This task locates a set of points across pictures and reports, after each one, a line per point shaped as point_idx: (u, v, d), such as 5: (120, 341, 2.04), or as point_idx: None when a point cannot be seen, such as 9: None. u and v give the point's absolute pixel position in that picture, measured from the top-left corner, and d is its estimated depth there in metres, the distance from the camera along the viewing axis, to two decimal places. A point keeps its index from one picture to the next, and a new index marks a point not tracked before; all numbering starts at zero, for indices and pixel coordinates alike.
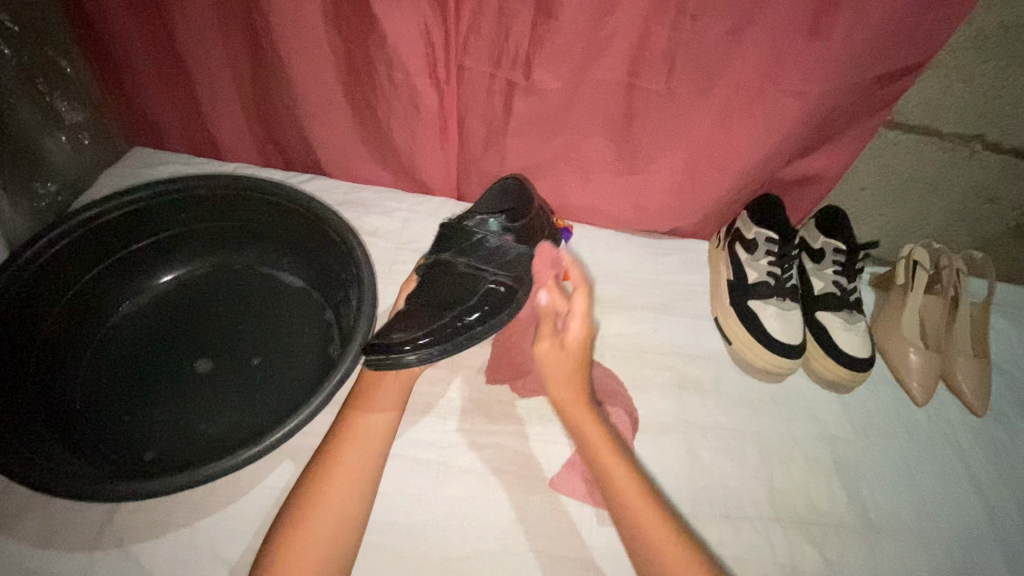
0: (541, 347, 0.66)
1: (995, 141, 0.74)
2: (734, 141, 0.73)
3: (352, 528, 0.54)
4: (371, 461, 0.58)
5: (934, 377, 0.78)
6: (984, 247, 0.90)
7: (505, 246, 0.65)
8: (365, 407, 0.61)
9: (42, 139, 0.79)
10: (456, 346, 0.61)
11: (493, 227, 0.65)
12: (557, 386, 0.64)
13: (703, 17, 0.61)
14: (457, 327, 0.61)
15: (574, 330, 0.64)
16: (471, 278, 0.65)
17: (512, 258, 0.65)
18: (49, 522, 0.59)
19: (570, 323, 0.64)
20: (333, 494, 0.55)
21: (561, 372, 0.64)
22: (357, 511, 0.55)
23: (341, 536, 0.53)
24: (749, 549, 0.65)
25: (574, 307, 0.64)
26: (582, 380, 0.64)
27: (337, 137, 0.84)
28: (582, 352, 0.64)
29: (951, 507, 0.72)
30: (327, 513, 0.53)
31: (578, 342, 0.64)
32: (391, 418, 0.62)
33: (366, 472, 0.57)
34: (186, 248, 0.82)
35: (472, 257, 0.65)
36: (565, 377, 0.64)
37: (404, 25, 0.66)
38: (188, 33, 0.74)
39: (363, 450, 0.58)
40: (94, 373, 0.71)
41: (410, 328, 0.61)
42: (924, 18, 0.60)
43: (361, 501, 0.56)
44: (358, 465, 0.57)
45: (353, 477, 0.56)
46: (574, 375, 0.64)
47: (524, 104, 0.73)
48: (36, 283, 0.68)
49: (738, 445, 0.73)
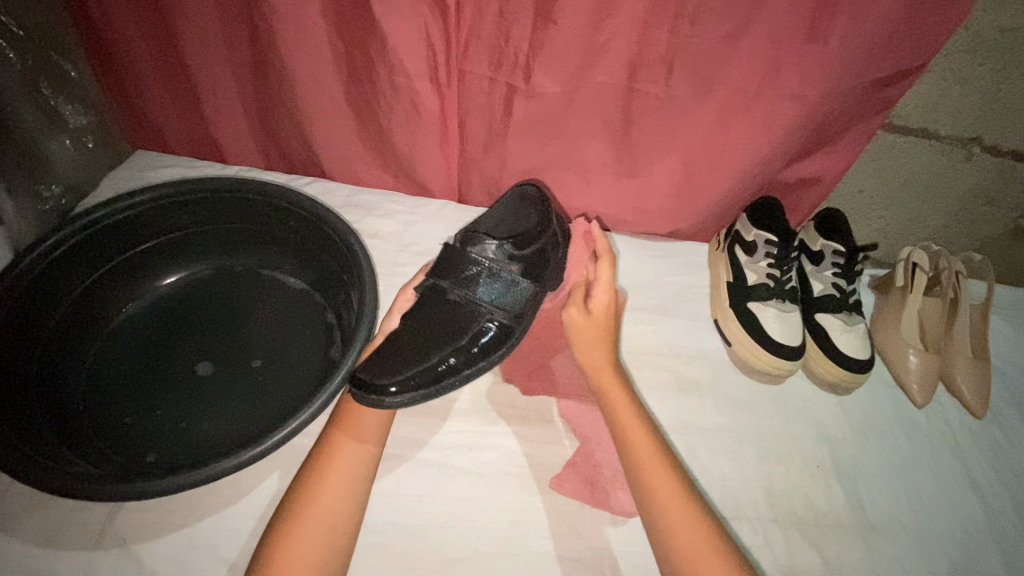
0: (570, 315, 0.67)
1: (992, 144, 0.74)
2: (733, 144, 0.74)
3: (345, 534, 0.54)
4: (362, 465, 0.58)
5: (934, 379, 0.78)
6: (982, 249, 0.91)
7: (504, 285, 0.63)
8: (356, 412, 0.61)
9: (46, 142, 0.79)
10: (442, 387, 0.62)
11: (495, 256, 0.63)
12: (586, 351, 0.66)
13: (701, 21, 0.61)
14: (447, 369, 0.61)
15: (601, 296, 0.66)
16: (466, 313, 0.63)
17: (510, 297, 0.63)
18: (51, 522, 0.59)
19: (597, 290, 0.66)
20: (324, 499, 0.55)
21: (589, 337, 0.66)
22: (350, 516, 0.55)
23: (335, 533, 0.54)
24: (748, 550, 0.66)
25: (601, 275, 0.66)
26: (610, 346, 0.66)
27: (338, 140, 0.85)
28: (609, 318, 0.66)
29: (949, 509, 0.72)
30: (319, 519, 0.53)
31: (606, 308, 0.66)
32: (383, 422, 0.61)
33: (358, 477, 0.57)
34: (188, 250, 0.82)
35: (469, 290, 0.63)
36: (594, 342, 0.66)
37: (404, 29, 0.67)
38: (191, 36, 0.74)
39: (354, 455, 0.58)
40: (96, 374, 0.72)
41: (395, 366, 0.61)
42: (920, 22, 0.60)
43: (353, 505, 0.56)
44: (349, 470, 0.57)
45: (345, 482, 0.56)
46: (603, 339, 0.66)
47: (524, 107, 0.74)
48: (39, 285, 0.69)
49: (737, 446, 0.73)
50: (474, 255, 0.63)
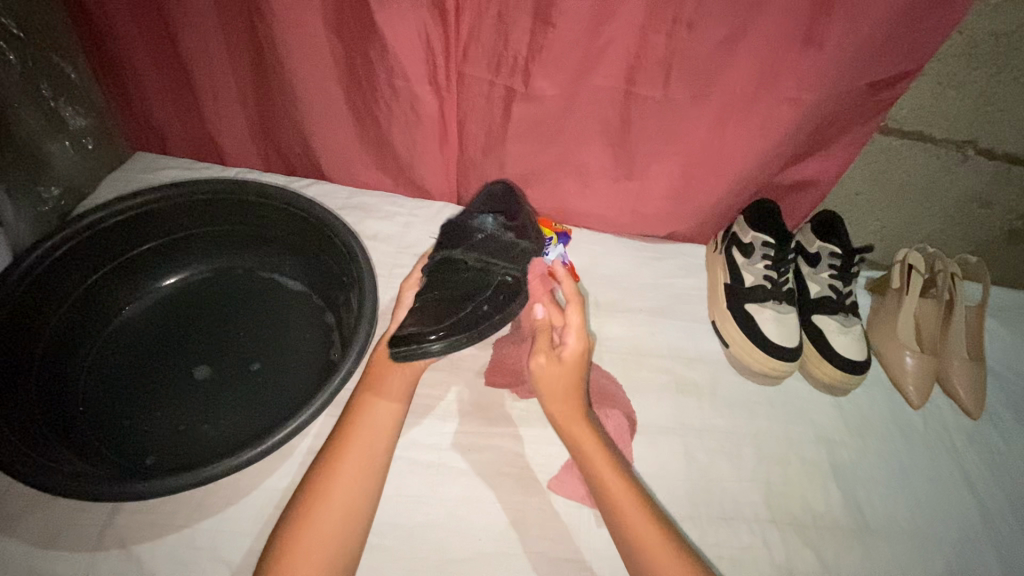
0: (537, 363, 0.68)
1: (987, 147, 0.75)
2: (730, 147, 0.74)
3: (353, 534, 0.54)
4: (374, 468, 0.58)
5: (929, 381, 0.79)
6: (978, 250, 0.91)
7: (507, 240, 0.67)
8: (368, 413, 0.61)
9: (46, 144, 0.80)
10: (478, 331, 0.64)
11: (492, 223, 0.69)
12: (555, 402, 0.66)
13: (698, 25, 0.62)
14: (477, 315, 0.64)
15: (573, 344, 0.68)
16: (482, 271, 0.67)
17: (517, 249, 0.67)
18: (51, 523, 0.59)
19: (568, 338, 0.68)
20: (335, 501, 0.55)
21: (560, 387, 0.66)
22: (359, 518, 0.55)
23: (355, 507, 0.55)
24: (746, 551, 0.66)
25: (572, 323, 0.68)
26: (579, 399, 0.65)
27: (338, 142, 0.85)
28: (579, 370, 0.67)
29: (946, 509, 0.73)
30: (328, 520, 0.53)
31: (578, 355, 0.68)
32: (394, 424, 0.62)
33: (368, 479, 0.57)
34: (188, 252, 0.83)
35: (480, 251, 0.68)
36: (563, 394, 0.65)
37: (404, 33, 0.67)
38: (191, 39, 0.75)
39: (366, 457, 0.58)
40: (97, 376, 0.72)
41: (428, 321, 0.64)
42: (915, 26, 0.61)
43: (362, 508, 0.56)
44: (360, 471, 0.57)
45: (355, 484, 0.56)
46: (570, 386, 0.66)
47: (523, 110, 0.74)
48: (39, 287, 0.69)
49: (735, 447, 0.74)
50: (474, 225, 0.71)
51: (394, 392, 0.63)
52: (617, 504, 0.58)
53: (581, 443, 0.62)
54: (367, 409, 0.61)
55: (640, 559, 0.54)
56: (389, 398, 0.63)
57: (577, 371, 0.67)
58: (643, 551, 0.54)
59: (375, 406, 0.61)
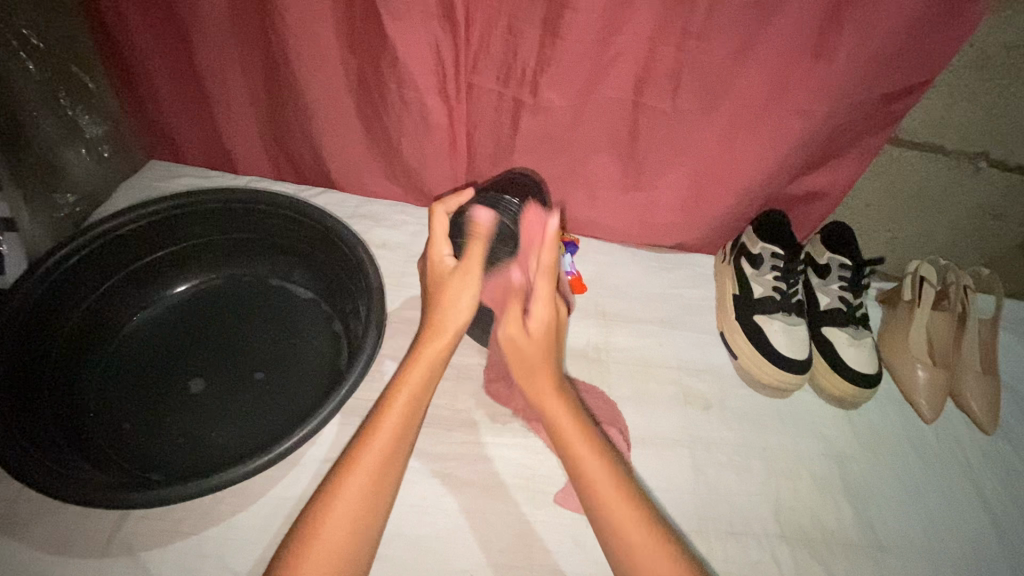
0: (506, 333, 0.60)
1: (1000, 159, 0.74)
2: (739, 157, 0.74)
3: (371, 529, 0.51)
4: (381, 496, 0.52)
5: (941, 395, 0.78)
6: (993, 263, 0.90)
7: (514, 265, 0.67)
8: (387, 425, 0.55)
9: (63, 152, 0.81)
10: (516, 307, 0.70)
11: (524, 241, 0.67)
12: (527, 374, 0.59)
13: (707, 37, 0.62)
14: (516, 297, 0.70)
15: (539, 314, 0.59)
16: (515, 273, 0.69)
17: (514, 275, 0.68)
18: (60, 529, 0.60)
19: (534, 307, 0.59)
20: (339, 528, 0.49)
21: (531, 358, 0.59)
22: (363, 547, 0.50)
23: (371, 506, 0.51)
24: (755, 567, 0.65)
25: (539, 292, 0.59)
26: (556, 369, 0.59)
27: (348, 151, 0.86)
28: (551, 339, 0.59)
29: (959, 527, 0.71)
30: (334, 546, 0.49)
31: (540, 331, 0.59)
32: (419, 416, 0.57)
33: (376, 507, 0.52)
34: (200, 260, 0.83)
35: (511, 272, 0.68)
36: (533, 366, 0.59)
37: (416, 46, 0.68)
38: (205, 51, 0.76)
39: (378, 480, 0.52)
40: (109, 382, 0.73)
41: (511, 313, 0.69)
42: (929, 36, 0.60)
43: (378, 510, 0.52)
44: (367, 497, 0.51)
45: (360, 511, 0.51)
46: (547, 357, 0.59)
47: (531, 121, 0.75)
48: (55, 292, 0.70)
49: (744, 461, 0.73)
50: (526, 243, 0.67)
51: (413, 398, 0.57)
52: (616, 520, 0.52)
53: (557, 419, 0.57)
54: (386, 421, 0.55)
55: (608, 522, 0.52)
56: (408, 412, 0.56)
57: (542, 348, 0.58)
58: (609, 516, 0.52)
59: (393, 413, 0.55)
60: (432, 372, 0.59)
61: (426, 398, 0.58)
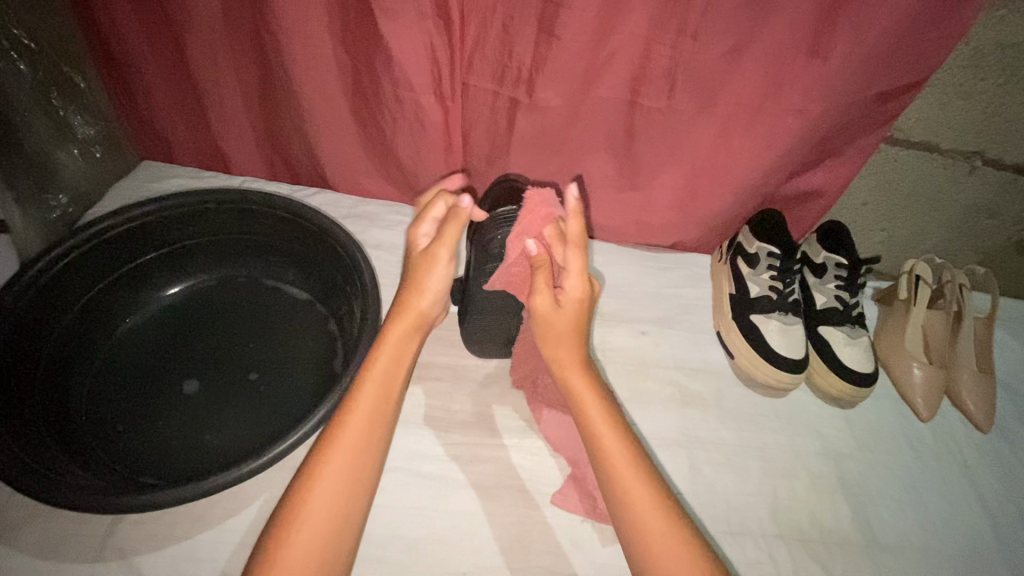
0: (537, 304, 0.58)
1: (995, 158, 0.75)
2: (735, 156, 0.74)
3: (353, 514, 0.51)
4: (362, 480, 0.52)
5: (937, 394, 0.78)
6: (988, 261, 0.90)
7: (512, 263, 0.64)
8: (361, 410, 0.54)
9: (55, 152, 0.81)
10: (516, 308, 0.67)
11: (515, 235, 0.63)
12: (552, 346, 0.59)
13: (703, 36, 0.62)
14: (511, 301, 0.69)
15: (572, 288, 0.57)
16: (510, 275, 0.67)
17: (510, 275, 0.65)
18: (51, 534, 0.59)
19: (566, 282, 0.57)
20: (320, 515, 0.49)
21: (556, 330, 0.59)
22: (346, 532, 0.50)
23: (352, 491, 0.51)
24: (752, 566, 0.65)
25: (573, 266, 0.56)
26: (581, 344, 0.59)
27: (343, 151, 0.85)
28: (581, 313, 0.59)
29: (955, 525, 0.72)
30: (315, 533, 0.48)
31: (570, 304, 0.58)
32: (395, 396, 0.57)
33: (357, 491, 0.52)
34: (193, 261, 0.83)
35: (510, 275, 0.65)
36: (559, 338, 0.59)
37: (411, 46, 0.68)
38: (198, 51, 0.75)
39: (355, 464, 0.52)
40: (100, 386, 0.72)
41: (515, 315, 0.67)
42: (924, 35, 0.60)
43: (360, 494, 0.52)
44: (348, 482, 0.51)
45: (340, 496, 0.50)
46: (571, 331, 0.58)
47: (527, 121, 0.75)
48: (46, 295, 0.69)
49: (741, 460, 0.73)
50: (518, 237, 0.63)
51: (388, 381, 0.56)
52: (627, 495, 0.53)
53: (578, 392, 0.58)
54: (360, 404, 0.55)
55: (619, 496, 0.53)
56: (383, 395, 0.56)
57: (571, 320, 0.58)
58: (620, 489, 0.53)
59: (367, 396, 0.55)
60: (404, 354, 0.58)
61: (399, 377, 0.58)
